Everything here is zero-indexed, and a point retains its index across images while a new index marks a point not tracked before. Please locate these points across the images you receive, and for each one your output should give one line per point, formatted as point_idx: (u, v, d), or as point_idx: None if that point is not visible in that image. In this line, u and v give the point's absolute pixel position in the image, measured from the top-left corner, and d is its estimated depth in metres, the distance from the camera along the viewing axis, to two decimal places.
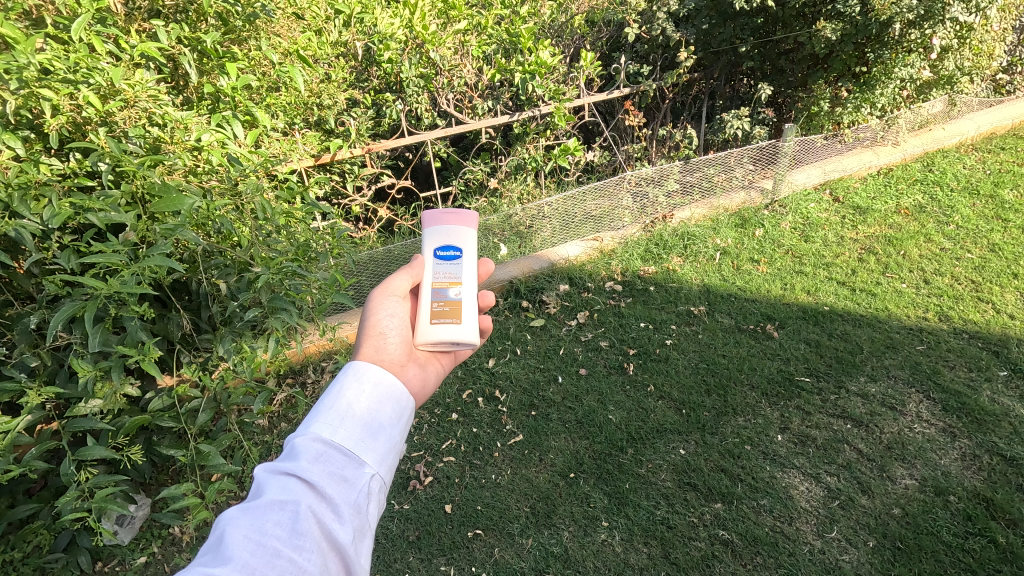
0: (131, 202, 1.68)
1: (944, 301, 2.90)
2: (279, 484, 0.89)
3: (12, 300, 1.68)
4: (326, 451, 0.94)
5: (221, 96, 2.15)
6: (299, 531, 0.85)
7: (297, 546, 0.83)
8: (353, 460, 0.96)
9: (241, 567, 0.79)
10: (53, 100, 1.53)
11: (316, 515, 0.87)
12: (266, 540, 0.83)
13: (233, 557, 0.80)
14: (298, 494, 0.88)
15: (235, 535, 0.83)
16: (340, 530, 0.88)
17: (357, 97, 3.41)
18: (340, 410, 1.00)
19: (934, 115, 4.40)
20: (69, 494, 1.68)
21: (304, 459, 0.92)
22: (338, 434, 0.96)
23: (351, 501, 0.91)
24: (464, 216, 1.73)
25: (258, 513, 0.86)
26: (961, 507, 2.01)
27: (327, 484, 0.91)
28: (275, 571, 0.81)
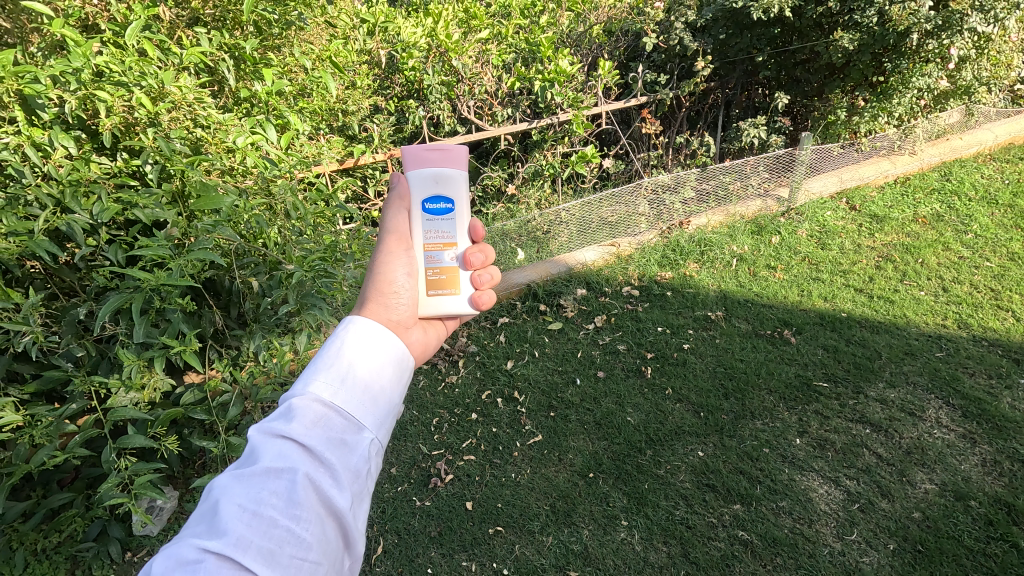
0: (173, 200, 1.77)
1: (963, 309, 2.91)
2: (274, 447, 0.79)
3: (57, 294, 1.76)
4: (325, 412, 0.84)
5: (255, 100, 2.24)
6: (296, 500, 0.76)
7: (295, 517, 0.75)
8: (354, 422, 0.86)
9: (236, 541, 0.70)
10: (108, 102, 1.63)
11: (315, 482, 0.78)
12: (262, 509, 0.74)
13: (228, 530, 0.71)
14: (295, 459, 0.78)
15: (227, 505, 0.73)
16: (340, 497, 0.79)
17: (380, 104, 3.49)
18: (340, 367, 0.88)
19: (952, 124, 4.40)
20: (110, 481, 1.74)
21: (301, 420, 0.81)
22: (339, 394, 0.86)
23: (352, 466, 0.82)
24: (452, 155, 1.47)
25: (252, 481, 0.76)
26: (982, 512, 2.01)
27: (327, 448, 0.81)
28: (271, 543, 0.72)
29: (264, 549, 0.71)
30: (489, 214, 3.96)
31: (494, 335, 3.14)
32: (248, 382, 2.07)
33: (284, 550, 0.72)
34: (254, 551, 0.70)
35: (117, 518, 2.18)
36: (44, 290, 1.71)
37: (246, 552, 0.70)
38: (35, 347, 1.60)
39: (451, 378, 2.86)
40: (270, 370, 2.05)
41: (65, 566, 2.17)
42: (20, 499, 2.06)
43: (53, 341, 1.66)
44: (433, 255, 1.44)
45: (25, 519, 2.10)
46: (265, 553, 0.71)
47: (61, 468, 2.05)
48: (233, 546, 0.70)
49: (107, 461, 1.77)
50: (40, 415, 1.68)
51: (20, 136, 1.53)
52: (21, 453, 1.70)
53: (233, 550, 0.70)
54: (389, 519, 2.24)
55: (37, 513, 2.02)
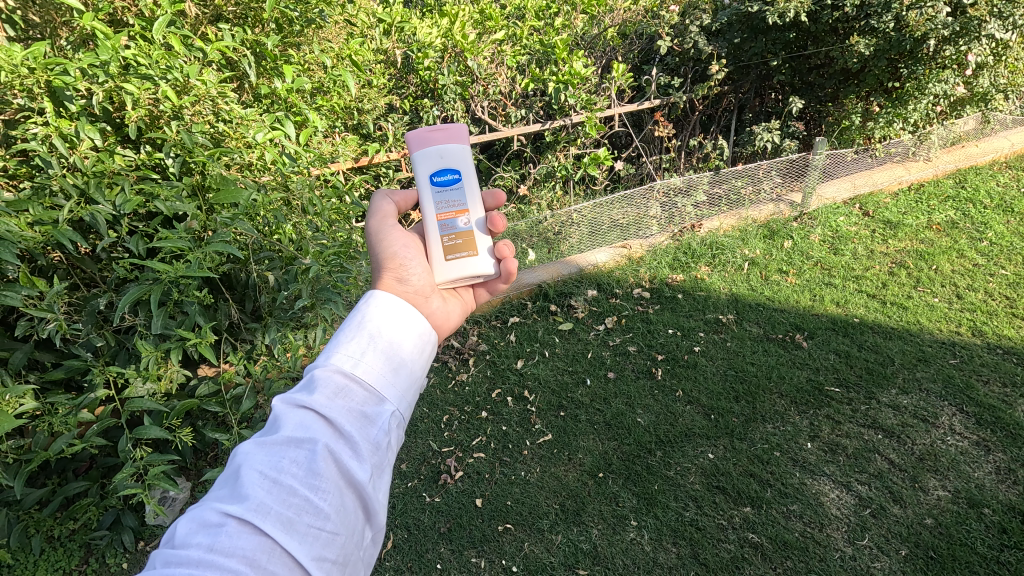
0: (194, 193, 1.79)
1: (978, 316, 2.89)
2: (295, 418, 0.80)
3: (79, 283, 1.79)
4: (345, 385, 0.85)
5: (275, 96, 2.27)
6: (315, 470, 0.76)
7: (314, 485, 0.75)
8: (374, 396, 0.86)
9: (256, 506, 0.71)
10: (134, 94, 1.66)
11: (334, 453, 0.79)
12: (282, 477, 0.75)
13: (249, 495, 0.72)
14: (315, 429, 0.80)
15: (250, 471, 0.74)
16: (358, 469, 0.80)
17: (395, 103, 3.52)
18: (361, 342, 0.90)
19: (967, 132, 4.38)
20: (126, 470, 1.75)
21: (322, 392, 0.83)
22: (360, 368, 0.87)
23: (371, 439, 0.83)
24: (453, 130, 1.52)
25: (274, 449, 0.77)
26: (996, 520, 2.00)
27: (347, 420, 0.82)
28: (291, 510, 0.73)
29: (283, 515, 0.72)
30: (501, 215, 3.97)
31: (505, 334, 3.15)
32: (261, 376, 2.09)
33: (303, 518, 0.73)
34: (273, 517, 0.71)
35: (130, 507, 2.20)
36: (66, 279, 1.74)
37: (266, 517, 0.71)
38: (58, 335, 1.63)
39: (461, 376, 2.88)
40: (284, 363, 2.07)
41: (80, 553, 2.20)
42: (37, 486, 2.08)
43: (74, 329, 1.69)
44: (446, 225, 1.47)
45: (41, 506, 2.13)
46: (284, 519, 0.72)
47: (77, 457, 2.07)
48: (254, 511, 0.71)
49: (123, 451, 1.79)
50: (59, 404, 1.71)
51: (48, 127, 1.57)
52: (41, 440, 1.73)
53: (253, 515, 0.70)
54: (398, 515, 2.25)
55: (53, 500, 2.04)
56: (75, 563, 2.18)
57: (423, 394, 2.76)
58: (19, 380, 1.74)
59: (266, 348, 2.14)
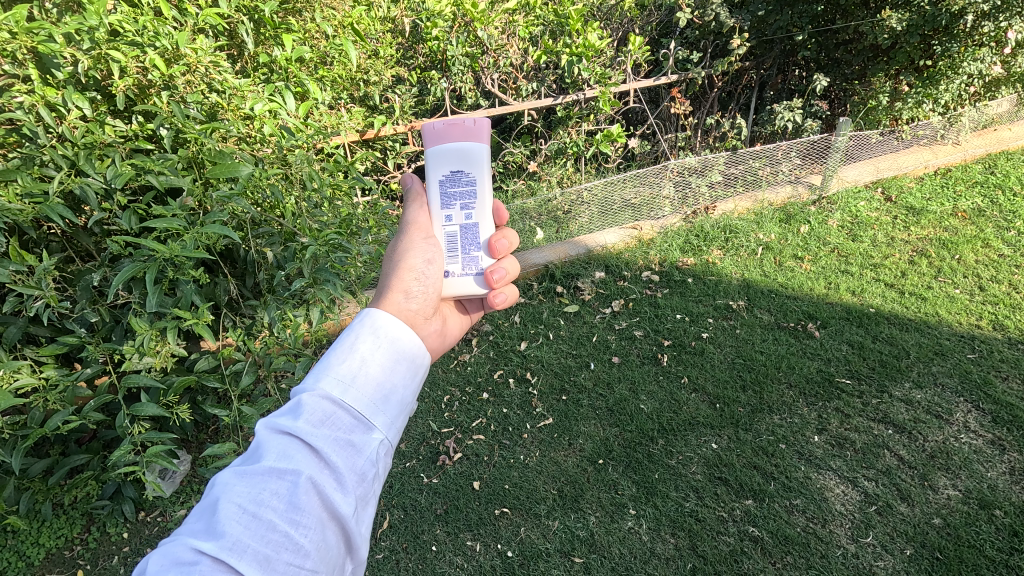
0: (188, 167, 1.73)
1: (1000, 309, 2.78)
2: (278, 447, 0.76)
3: (74, 257, 1.76)
4: (331, 414, 0.80)
5: (274, 66, 2.20)
6: (296, 504, 0.73)
7: (294, 522, 0.72)
8: (362, 423, 0.82)
9: (234, 543, 0.68)
10: (121, 62, 1.60)
11: (317, 485, 0.75)
12: (261, 512, 0.71)
13: (225, 532, 0.69)
14: (298, 460, 0.75)
15: (226, 504, 0.71)
16: (343, 502, 0.76)
17: (402, 74, 3.41)
18: (352, 366, 0.84)
19: (1001, 114, 4.17)
20: (124, 447, 1.73)
21: (307, 419, 0.78)
22: (349, 394, 0.82)
23: (358, 469, 0.79)
24: (473, 129, 1.40)
25: (254, 480, 0.73)
26: (1007, 522, 1.93)
27: (333, 450, 0.78)
28: (269, 548, 0.69)
29: (261, 553, 0.69)
30: (509, 191, 3.88)
31: (510, 315, 3.10)
32: (261, 353, 2.05)
33: (281, 556, 0.70)
34: (250, 555, 0.68)
35: (130, 479, 2.20)
36: (59, 253, 1.71)
37: (241, 556, 0.67)
38: (49, 311, 1.60)
39: (463, 356, 2.85)
40: (283, 341, 2.03)
41: (82, 522, 2.22)
42: (38, 455, 2.09)
43: (66, 305, 1.66)
44: (455, 235, 1.40)
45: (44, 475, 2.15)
46: (262, 557, 0.68)
47: (77, 429, 2.07)
48: (228, 549, 0.67)
49: (123, 427, 1.76)
50: (55, 378, 1.69)
51: (33, 95, 1.50)
52: (37, 415, 1.71)
53: (228, 554, 0.67)
54: (396, 495, 2.24)
55: (54, 471, 2.05)
56: (76, 531, 2.20)
57: (425, 373, 2.74)
58: (15, 354, 1.72)
59: (266, 325, 2.10)
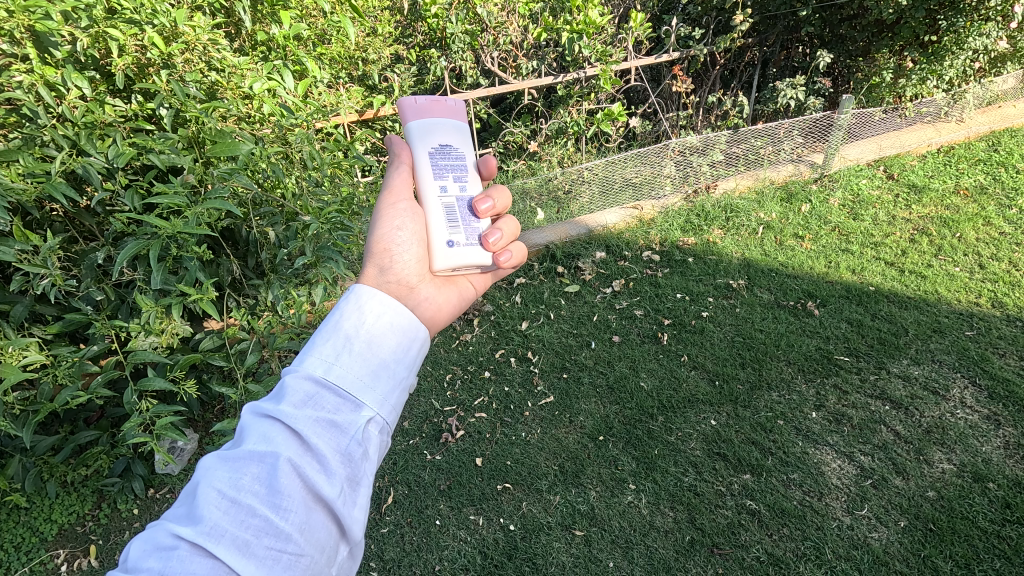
0: (189, 146, 1.74)
1: (999, 287, 2.79)
2: (260, 430, 0.78)
3: (77, 237, 1.77)
4: (312, 398, 0.80)
5: (273, 45, 2.19)
6: (276, 488, 0.73)
7: (276, 507, 0.72)
8: (347, 402, 0.82)
9: (211, 528, 0.69)
10: (119, 40, 1.59)
11: (297, 469, 0.75)
12: (241, 497, 0.72)
13: (204, 517, 0.70)
14: (278, 443, 0.76)
15: (206, 490, 0.72)
16: (326, 484, 0.76)
17: (401, 53, 3.39)
18: (336, 344, 0.84)
19: (1006, 91, 4.13)
20: (132, 421, 1.75)
21: (289, 402, 0.79)
22: (332, 373, 0.82)
23: (342, 450, 0.78)
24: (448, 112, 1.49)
25: (235, 464, 0.75)
26: (1000, 495, 1.97)
27: (315, 431, 0.78)
28: (248, 533, 0.70)
29: (240, 537, 0.69)
30: (510, 172, 3.88)
31: (510, 295, 3.11)
32: (266, 331, 2.07)
33: (261, 540, 0.70)
34: (228, 540, 0.69)
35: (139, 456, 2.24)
36: (64, 233, 1.73)
37: (219, 540, 0.68)
38: (54, 290, 1.61)
39: (465, 336, 2.87)
40: (287, 319, 2.05)
41: (93, 498, 2.26)
42: (49, 433, 2.13)
43: (72, 284, 1.67)
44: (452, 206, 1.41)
45: (54, 452, 2.19)
46: (241, 541, 0.69)
47: (86, 407, 2.11)
48: (207, 534, 0.69)
49: (129, 402, 1.78)
50: (64, 355, 1.71)
51: (33, 74, 1.50)
52: (47, 391, 1.73)
53: (206, 538, 0.68)
54: (400, 471, 2.28)
55: (64, 448, 2.09)
56: (88, 508, 2.25)
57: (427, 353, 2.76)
58: (23, 332, 1.74)
59: (269, 304, 2.12)
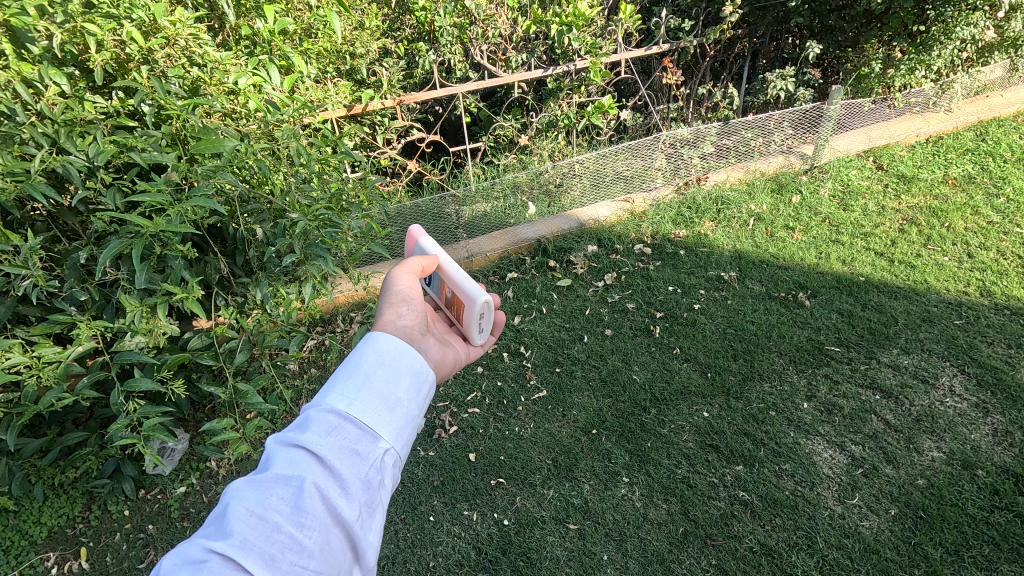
0: (173, 143, 1.71)
1: (987, 275, 2.80)
2: (286, 453, 0.77)
3: (59, 237, 1.75)
4: (335, 426, 0.79)
5: (257, 40, 2.17)
6: (301, 508, 0.73)
7: (300, 526, 0.72)
8: (368, 432, 0.81)
9: (240, 542, 0.69)
10: (97, 35, 1.57)
11: (320, 491, 0.75)
12: (268, 514, 0.72)
13: (233, 531, 0.70)
14: (304, 466, 0.76)
15: (236, 506, 0.72)
16: (347, 507, 0.75)
17: (390, 47, 3.35)
18: (359, 377, 0.84)
19: (993, 81, 4.16)
20: (119, 422, 1.73)
21: (313, 430, 0.78)
22: (356, 405, 0.81)
23: (362, 476, 0.78)
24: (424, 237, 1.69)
25: (263, 485, 0.75)
26: (989, 482, 1.99)
27: (338, 457, 0.77)
28: (274, 548, 0.70)
29: (266, 553, 0.70)
30: (501, 166, 3.86)
31: (502, 290, 3.10)
32: (255, 329, 2.05)
33: (285, 557, 0.70)
34: (254, 555, 0.69)
35: (129, 457, 2.22)
36: (46, 233, 1.70)
37: (248, 554, 0.69)
38: (36, 290, 1.58)
39: None
40: (276, 317, 2.03)
41: (83, 500, 2.24)
42: (36, 436, 2.11)
43: (55, 284, 1.64)
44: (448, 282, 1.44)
45: (43, 454, 2.16)
46: (266, 557, 0.69)
47: (73, 408, 2.08)
48: (237, 547, 0.69)
49: (116, 404, 1.76)
50: (48, 357, 1.65)
51: (9, 70, 1.47)
52: (30, 394, 1.70)
53: (235, 551, 0.69)
54: (393, 468, 2.28)
55: (52, 450, 2.07)
56: (78, 510, 2.23)
57: None
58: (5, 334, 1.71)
59: (258, 302, 2.10)
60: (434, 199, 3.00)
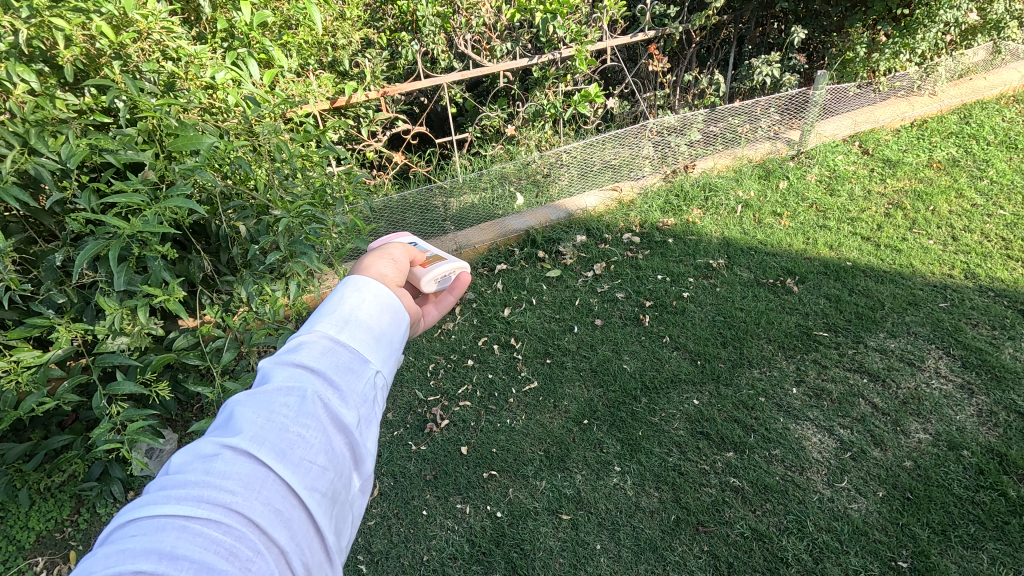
0: (149, 141, 1.67)
1: (972, 258, 2.83)
2: (285, 366, 0.73)
3: (35, 238, 1.71)
4: (330, 343, 0.76)
5: (235, 33, 2.12)
6: (307, 412, 0.69)
7: (305, 424, 0.68)
8: (363, 351, 0.78)
9: (252, 437, 0.65)
10: (65, 31, 1.52)
11: (322, 397, 0.71)
12: (274, 415, 0.68)
13: (242, 429, 0.66)
14: (306, 375, 0.72)
15: (241, 410, 0.68)
16: (351, 414, 0.72)
17: (372, 38, 3.29)
18: (349, 304, 0.82)
19: (977, 63, 4.18)
20: (102, 426, 1.71)
21: (308, 348, 0.75)
22: (350, 326, 0.79)
23: (362, 389, 0.75)
24: None
25: (263, 393, 0.70)
26: (974, 462, 2.01)
27: (340, 368, 0.75)
28: (284, 446, 0.66)
29: (277, 449, 0.65)
30: (488, 157, 3.83)
31: (492, 282, 3.09)
32: (241, 328, 2.02)
33: (296, 455, 0.66)
34: (267, 452, 0.64)
35: (116, 459, 2.19)
36: (20, 234, 1.66)
37: (260, 448, 0.64)
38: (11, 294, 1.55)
39: (447, 325, 2.85)
40: (262, 315, 2.00)
41: (71, 503, 2.22)
42: (20, 440, 2.08)
43: (31, 287, 1.61)
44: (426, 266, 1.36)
45: (28, 458, 2.13)
46: (278, 453, 0.65)
47: (57, 411, 2.05)
48: (247, 442, 0.64)
49: (99, 407, 1.73)
50: (27, 362, 1.61)
51: None
52: (9, 398, 1.67)
53: (247, 445, 0.64)
54: (385, 463, 2.27)
55: (36, 455, 2.04)
56: (66, 513, 2.20)
57: (409, 343, 2.74)
58: None
59: (244, 301, 2.07)
60: (421, 191, 2.98)
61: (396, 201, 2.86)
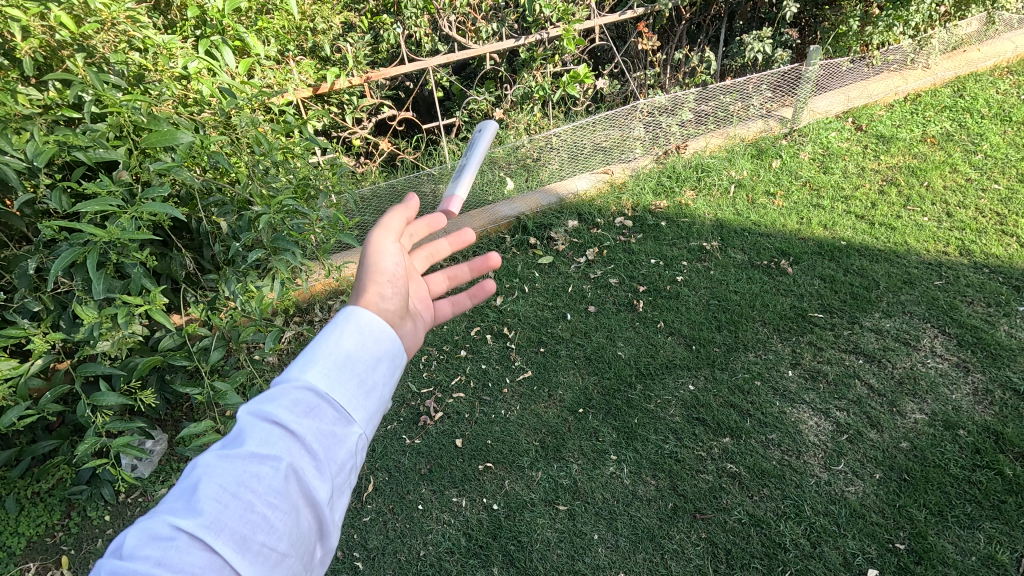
0: (120, 138, 1.60)
1: (966, 235, 2.81)
2: (258, 432, 0.70)
3: (5, 241, 1.64)
4: (308, 405, 0.72)
5: (208, 19, 2.04)
6: (274, 491, 0.66)
7: (270, 501, 0.66)
8: (344, 414, 0.74)
9: (209, 521, 0.62)
10: (22, 22, 1.44)
11: (295, 471, 0.68)
12: (239, 492, 0.65)
13: (201, 510, 0.63)
14: (278, 445, 0.69)
15: (203, 483, 0.65)
16: (323, 489, 0.69)
17: (353, 21, 3.19)
18: (337, 354, 0.76)
19: (970, 35, 4.12)
20: (88, 438, 1.67)
21: (280, 403, 0.71)
22: (333, 385, 0.74)
23: (340, 459, 0.71)
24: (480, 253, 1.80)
25: (232, 463, 0.67)
26: (970, 441, 2.01)
27: (315, 437, 0.71)
28: (244, 529, 0.63)
29: (235, 533, 0.63)
30: (476, 142, 3.76)
31: None
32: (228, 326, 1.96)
33: (256, 538, 0.64)
34: (224, 537, 0.62)
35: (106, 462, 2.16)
36: None
37: (217, 534, 0.62)
38: None
39: None
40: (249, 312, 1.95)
41: (61, 507, 2.19)
42: (6, 446, 2.03)
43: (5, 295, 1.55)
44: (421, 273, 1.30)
45: (15, 463, 2.09)
46: (236, 538, 0.63)
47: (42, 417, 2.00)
48: (205, 527, 0.62)
49: (84, 417, 1.69)
50: (6, 373, 1.56)
51: None
52: None
53: (203, 532, 0.62)
54: (379, 458, 2.25)
55: (23, 461, 2.00)
56: (57, 517, 2.17)
57: None
58: None
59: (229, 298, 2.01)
60: (409, 179, 2.93)
61: (383, 189, 2.82)
